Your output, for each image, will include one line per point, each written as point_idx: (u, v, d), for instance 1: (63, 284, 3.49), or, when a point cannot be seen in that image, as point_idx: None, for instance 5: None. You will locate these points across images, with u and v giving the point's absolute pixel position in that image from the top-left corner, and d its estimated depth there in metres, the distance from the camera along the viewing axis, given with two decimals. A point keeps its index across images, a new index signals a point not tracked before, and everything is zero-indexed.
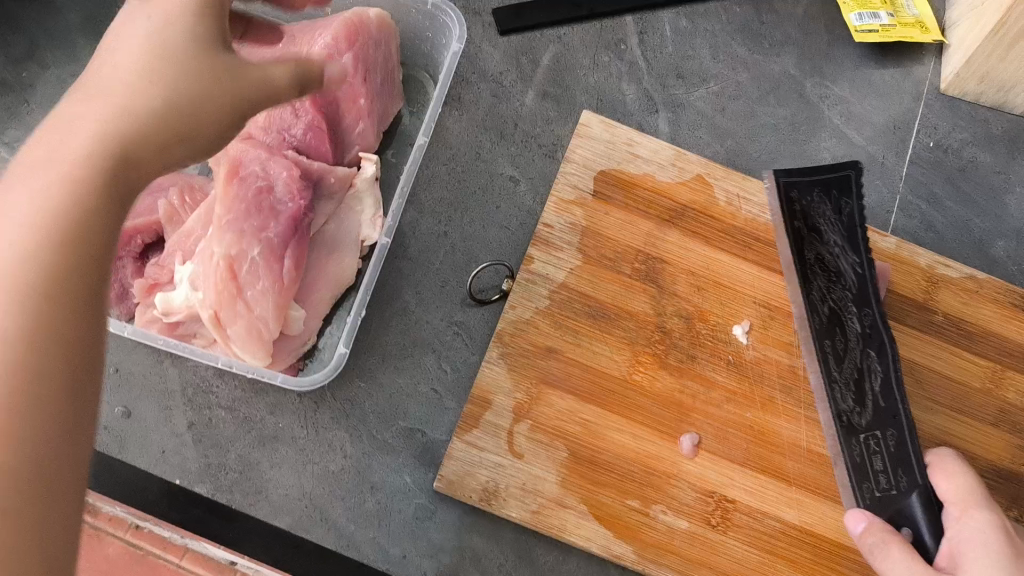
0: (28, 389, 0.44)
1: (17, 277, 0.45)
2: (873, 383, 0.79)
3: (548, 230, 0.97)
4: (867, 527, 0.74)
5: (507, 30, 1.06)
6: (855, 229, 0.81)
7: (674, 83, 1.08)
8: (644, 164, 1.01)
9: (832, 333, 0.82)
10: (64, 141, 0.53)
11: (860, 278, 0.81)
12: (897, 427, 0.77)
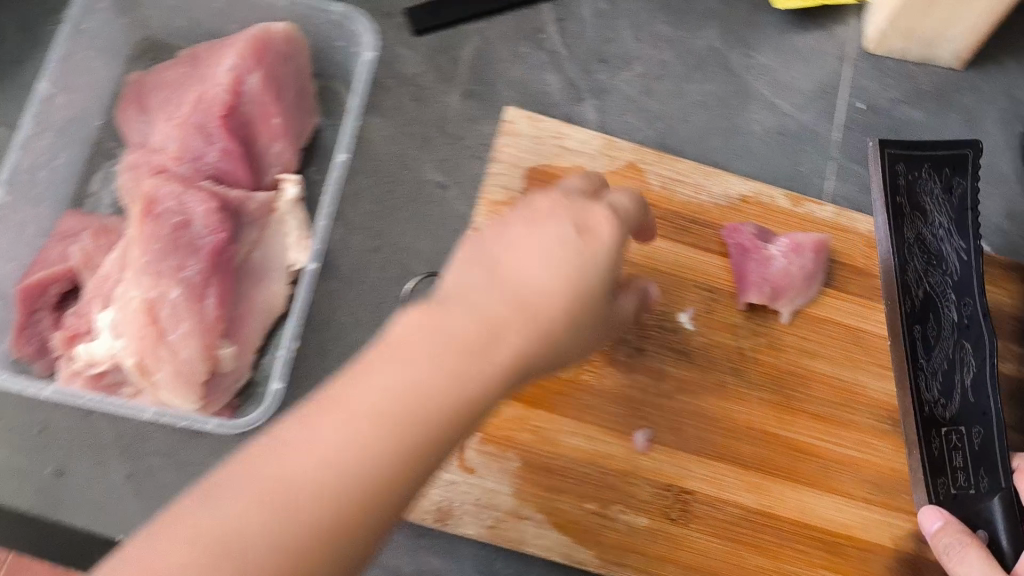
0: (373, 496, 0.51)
1: (401, 428, 0.53)
2: (966, 377, 0.84)
3: (481, 234, 0.94)
4: (943, 526, 0.82)
5: (422, 29, 1.03)
6: (966, 212, 0.85)
7: (598, 68, 1.05)
8: (574, 156, 0.98)
9: (927, 320, 0.85)
10: (421, 333, 0.57)
11: (964, 265, 0.85)
12: (987, 427, 0.83)
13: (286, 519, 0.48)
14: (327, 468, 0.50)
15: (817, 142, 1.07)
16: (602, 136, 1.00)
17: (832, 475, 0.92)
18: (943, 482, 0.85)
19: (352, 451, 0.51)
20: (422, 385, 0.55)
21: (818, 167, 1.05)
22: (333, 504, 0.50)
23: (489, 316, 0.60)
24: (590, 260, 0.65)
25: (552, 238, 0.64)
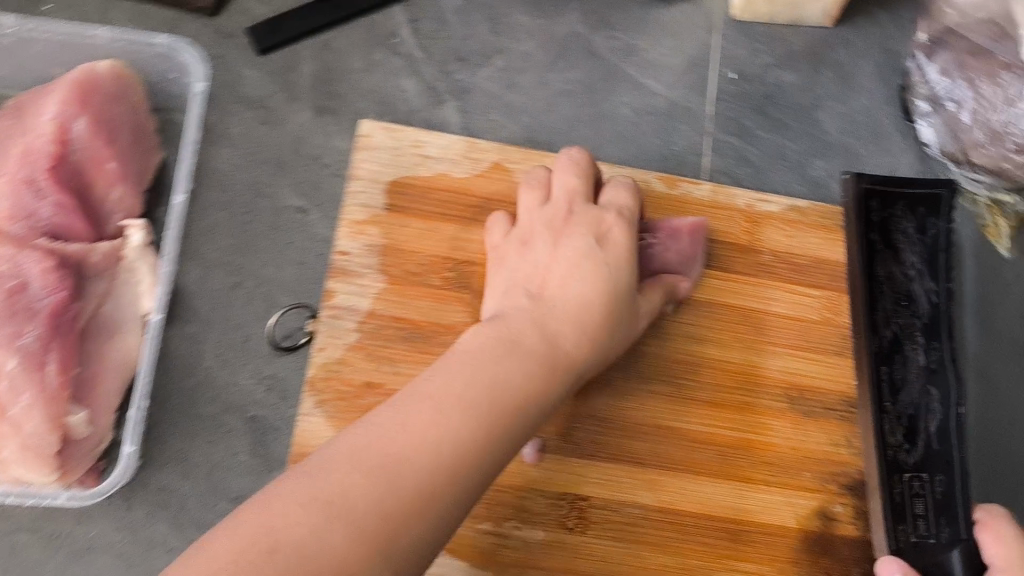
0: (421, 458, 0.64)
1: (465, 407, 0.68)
2: (931, 425, 0.85)
3: (344, 257, 0.90)
4: None
5: (267, 48, 0.98)
6: (937, 253, 0.89)
7: (456, 67, 1.01)
8: (435, 164, 0.94)
9: (893, 360, 0.86)
10: (489, 342, 0.74)
11: (933, 308, 0.88)
12: (949, 475, 0.84)
13: (394, 484, 0.61)
14: (440, 442, 0.64)
15: (691, 118, 1.04)
16: (464, 139, 0.95)
17: (728, 460, 0.91)
18: (903, 530, 0.83)
19: (463, 422, 0.66)
20: (507, 374, 0.71)
21: (693, 144, 1.03)
22: (427, 482, 0.62)
23: (544, 331, 0.77)
24: (615, 269, 0.83)
25: (580, 251, 0.83)
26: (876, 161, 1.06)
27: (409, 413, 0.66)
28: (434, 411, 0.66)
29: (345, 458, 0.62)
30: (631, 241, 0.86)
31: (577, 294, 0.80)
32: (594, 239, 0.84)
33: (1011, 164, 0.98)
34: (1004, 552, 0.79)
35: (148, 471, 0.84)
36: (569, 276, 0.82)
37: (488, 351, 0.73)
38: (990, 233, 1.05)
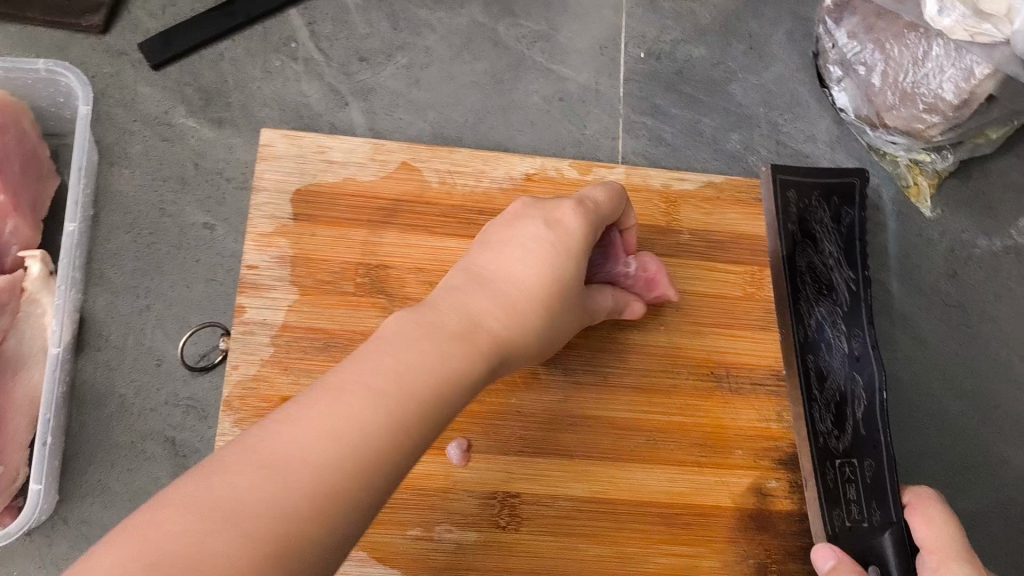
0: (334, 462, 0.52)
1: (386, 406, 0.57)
2: (858, 411, 0.91)
3: (254, 272, 0.88)
4: (836, 564, 0.82)
5: (161, 62, 0.97)
6: (853, 244, 0.97)
7: (358, 67, 1.00)
8: (341, 169, 0.92)
9: (817, 350, 0.94)
10: (408, 331, 0.64)
11: (852, 295, 0.95)
12: (877, 458, 0.89)
13: (289, 482, 0.50)
14: (347, 433, 0.54)
15: (602, 101, 1.03)
16: (369, 142, 0.93)
17: (658, 445, 0.89)
18: (837, 514, 0.87)
19: (375, 415, 0.56)
20: (427, 363, 0.62)
21: (607, 127, 1.02)
22: (331, 478, 0.52)
23: (465, 313, 0.69)
24: (567, 257, 0.76)
25: (525, 235, 0.76)
26: (793, 129, 1.06)
27: (308, 407, 0.54)
28: (339, 402, 0.55)
29: (246, 461, 0.51)
30: (583, 225, 0.77)
31: (515, 277, 0.74)
32: (543, 224, 0.77)
33: (924, 124, 0.96)
34: (933, 532, 0.84)
35: (66, 504, 0.83)
36: (522, 253, 0.75)
37: (400, 345, 0.62)
38: (911, 194, 1.04)
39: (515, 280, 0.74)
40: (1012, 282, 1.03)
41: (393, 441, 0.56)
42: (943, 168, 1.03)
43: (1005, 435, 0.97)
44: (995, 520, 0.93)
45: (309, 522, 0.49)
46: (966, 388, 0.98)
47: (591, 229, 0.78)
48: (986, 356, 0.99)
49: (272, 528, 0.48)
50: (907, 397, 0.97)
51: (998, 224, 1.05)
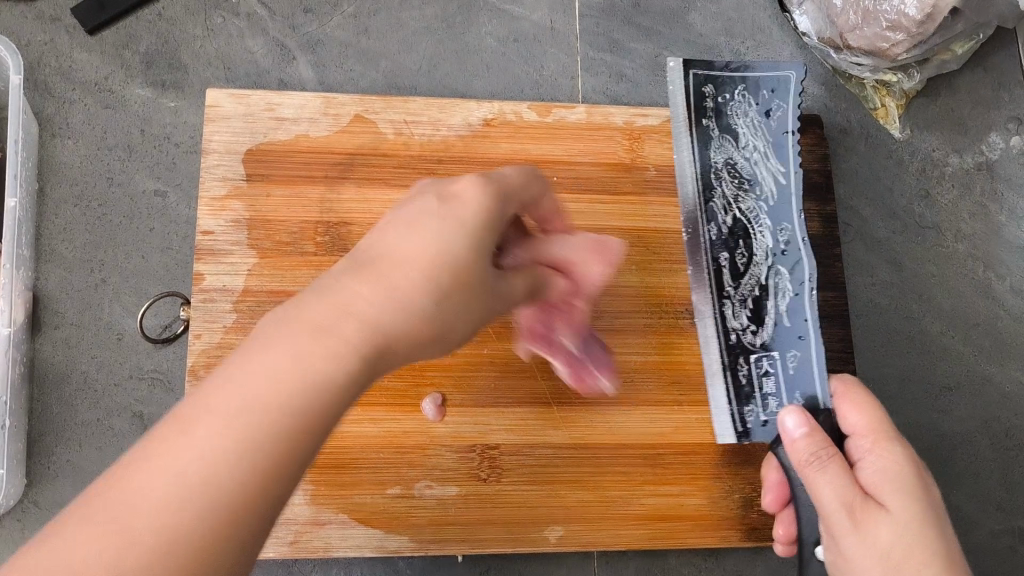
0: (257, 410, 0.43)
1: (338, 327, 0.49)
2: (779, 304, 0.83)
3: (209, 238, 0.85)
4: (805, 433, 0.67)
5: (95, 27, 0.93)
6: (782, 135, 0.85)
7: (303, 20, 0.97)
8: (292, 126, 0.89)
9: (734, 245, 0.84)
10: (284, 332, 0.47)
11: (775, 192, 0.85)
12: (803, 349, 0.82)
13: (132, 529, 0.39)
14: (273, 387, 0.44)
15: (557, 40, 1.00)
16: (320, 95, 0.90)
17: (636, 386, 0.87)
18: (751, 410, 0.82)
19: (303, 355, 0.46)
20: (330, 321, 0.48)
21: (564, 66, 1.00)
22: (234, 448, 0.42)
23: (354, 276, 0.53)
24: (463, 229, 0.57)
25: (413, 211, 0.58)
26: (756, 56, 1.03)
27: (199, 386, 0.44)
28: (238, 368, 0.44)
29: (127, 474, 0.40)
30: (484, 193, 0.60)
31: (422, 253, 0.55)
32: (435, 198, 0.59)
33: (888, 42, 0.94)
34: (865, 417, 0.68)
35: (35, 486, 0.81)
36: (449, 245, 0.56)
37: (286, 324, 0.47)
38: (880, 116, 1.02)
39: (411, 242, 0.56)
40: (985, 200, 1.01)
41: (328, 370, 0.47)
42: (910, 87, 1.02)
43: (985, 353, 0.96)
44: (977, 440, 0.93)
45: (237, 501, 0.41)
46: (944, 309, 0.97)
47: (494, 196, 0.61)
48: (962, 274, 0.98)
49: (200, 505, 0.40)
50: (885, 322, 0.96)
51: (969, 140, 1.03)
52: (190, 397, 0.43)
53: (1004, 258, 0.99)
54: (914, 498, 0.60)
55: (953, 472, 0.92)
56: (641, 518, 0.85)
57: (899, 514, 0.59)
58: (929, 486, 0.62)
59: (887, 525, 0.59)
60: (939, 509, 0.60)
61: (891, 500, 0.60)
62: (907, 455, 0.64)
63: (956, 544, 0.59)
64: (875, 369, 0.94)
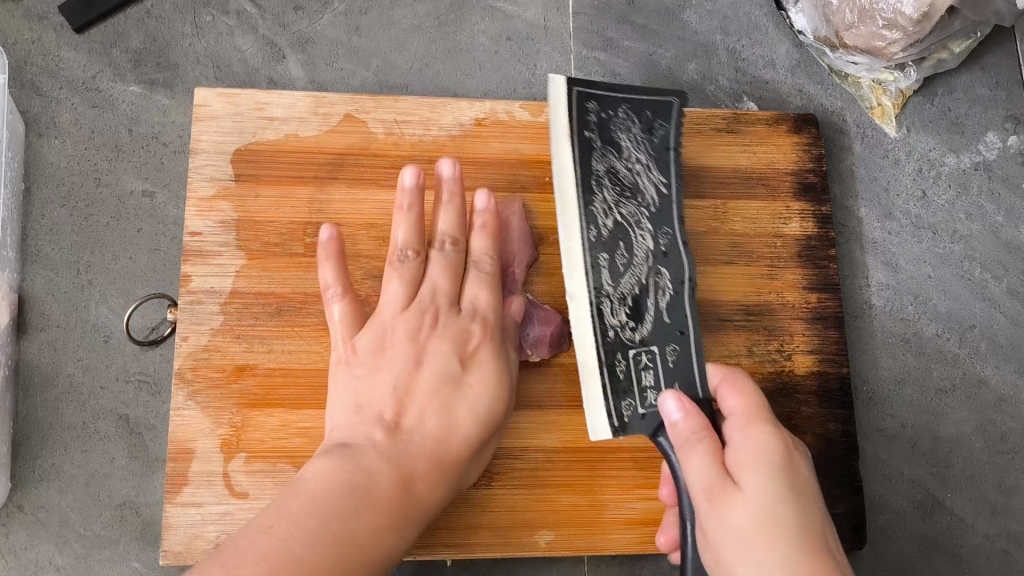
0: (320, 529, 0.60)
1: (370, 494, 0.65)
2: (659, 301, 0.76)
3: (197, 239, 0.84)
4: (677, 418, 0.66)
5: (83, 25, 0.92)
6: (666, 151, 0.81)
7: (294, 18, 0.96)
8: (282, 125, 0.88)
9: (614, 246, 0.77)
10: (337, 494, 0.64)
11: (661, 198, 0.80)
12: (684, 345, 0.76)
13: None
14: (329, 531, 0.60)
15: (551, 37, 0.99)
16: (310, 95, 0.89)
17: None
18: (628, 405, 0.74)
19: (356, 519, 0.62)
20: (363, 474, 0.67)
21: (558, 65, 0.99)
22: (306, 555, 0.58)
23: (371, 465, 0.68)
24: (468, 409, 0.74)
25: (436, 374, 0.76)
26: (752, 55, 1.02)
27: (263, 520, 0.61)
28: (303, 516, 0.61)
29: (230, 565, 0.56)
30: (492, 380, 0.76)
31: (444, 421, 0.73)
32: (455, 361, 0.76)
33: (884, 41, 0.93)
34: (741, 399, 0.66)
35: (20, 490, 0.80)
36: (466, 405, 0.74)
37: (340, 464, 0.67)
38: (876, 115, 1.01)
39: (416, 434, 0.72)
40: (982, 200, 1.00)
41: (364, 531, 0.62)
42: (906, 87, 1.01)
43: (981, 355, 0.95)
44: (973, 442, 0.92)
45: None
46: (940, 310, 0.96)
47: (494, 393, 0.76)
48: (958, 275, 0.97)
49: None
50: (880, 324, 0.95)
51: (966, 140, 1.02)
52: (258, 523, 0.60)
53: (1001, 260, 0.98)
54: (766, 479, 0.59)
55: (948, 475, 0.92)
56: (633, 522, 0.84)
57: (753, 494, 0.58)
58: (790, 465, 0.60)
59: (738, 506, 0.58)
60: (796, 485, 0.59)
61: (748, 481, 0.59)
62: (775, 434, 0.62)
63: (812, 521, 0.58)
64: (870, 371, 0.93)
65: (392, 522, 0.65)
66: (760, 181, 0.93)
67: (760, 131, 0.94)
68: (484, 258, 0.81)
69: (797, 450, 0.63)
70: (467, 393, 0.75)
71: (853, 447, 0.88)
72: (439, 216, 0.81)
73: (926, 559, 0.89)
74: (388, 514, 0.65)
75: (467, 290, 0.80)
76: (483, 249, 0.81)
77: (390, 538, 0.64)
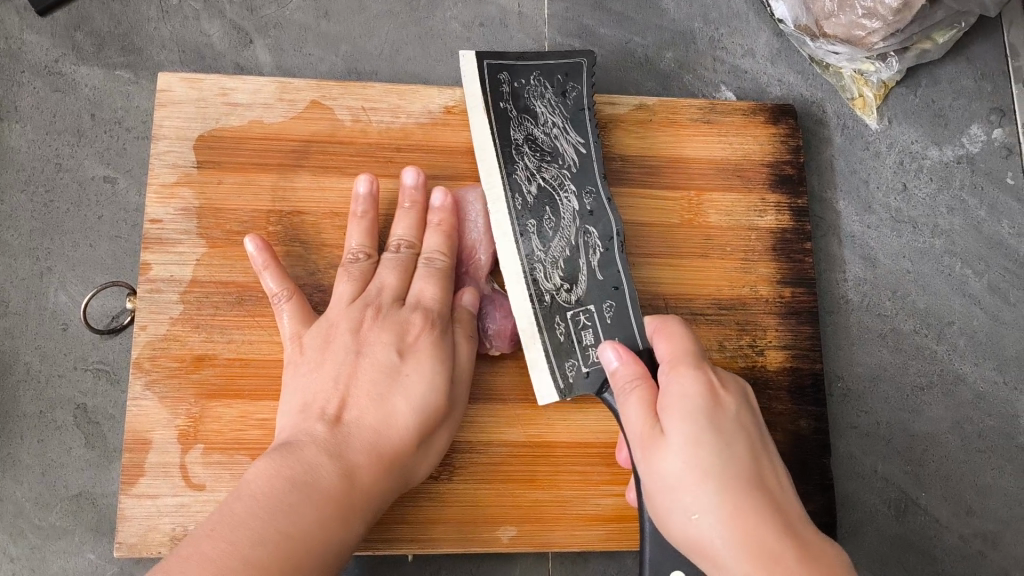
0: (269, 529, 0.59)
1: (316, 486, 0.64)
2: (591, 259, 0.81)
3: (157, 226, 0.83)
4: (616, 370, 0.68)
5: (46, 8, 0.90)
6: (581, 112, 0.85)
7: (262, 2, 0.94)
8: (246, 111, 0.86)
9: (541, 213, 0.82)
10: (281, 490, 0.62)
11: (582, 158, 0.83)
12: (618, 299, 0.79)
13: None
14: (276, 530, 0.59)
15: (525, 24, 0.98)
16: (275, 80, 0.87)
17: None
18: (572, 364, 0.79)
19: (305, 516, 0.61)
20: (309, 467, 0.65)
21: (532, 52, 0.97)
22: (255, 555, 0.57)
23: (316, 456, 0.67)
24: (412, 397, 0.73)
25: (380, 364, 0.74)
26: (731, 44, 1.00)
27: (202, 527, 0.59)
28: (245, 518, 0.59)
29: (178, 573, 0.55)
30: (435, 366, 0.74)
31: (383, 411, 0.72)
32: (396, 352, 0.75)
33: (865, 30, 0.92)
34: (671, 345, 0.66)
35: None
36: (406, 391, 0.73)
37: (283, 460, 0.65)
38: (858, 107, 0.99)
39: (363, 424, 0.71)
40: (964, 193, 0.98)
41: (312, 525, 0.61)
42: (889, 77, 0.98)
43: (960, 351, 0.93)
44: (949, 440, 0.91)
45: None
46: (919, 306, 0.94)
47: (438, 380, 0.74)
48: (938, 270, 0.95)
49: None
50: (856, 319, 0.93)
51: (949, 133, 1.00)
52: (202, 529, 0.59)
53: (982, 255, 0.96)
54: (689, 423, 0.59)
55: (923, 474, 0.90)
56: (597, 518, 0.82)
57: (676, 443, 0.59)
58: (716, 405, 0.60)
59: (665, 457, 0.59)
60: (720, 425, 0.59)
61: (671, 427, 0.60)
62: (700, 376, 0.62)
63: (736, 460, 0.58)
64: (845, 367, 0.92)
65: (341, 514, 0.64)
66: (736, 173, 0.91)
67: (736, 121, 0.92)
68: (436, 254, 0.80)
69: (726, 387, 0.62)
70: (413, 380, 0.73)
71: (825, 444, 0.86)
72: (398, 223, 0.82)
73: (900, 558, 0.88)
74: (337, 505, 0.64)
75: (415, 286, 0.79)
76: (436, 246, 0.81)
77: (341, 529, 0.64)
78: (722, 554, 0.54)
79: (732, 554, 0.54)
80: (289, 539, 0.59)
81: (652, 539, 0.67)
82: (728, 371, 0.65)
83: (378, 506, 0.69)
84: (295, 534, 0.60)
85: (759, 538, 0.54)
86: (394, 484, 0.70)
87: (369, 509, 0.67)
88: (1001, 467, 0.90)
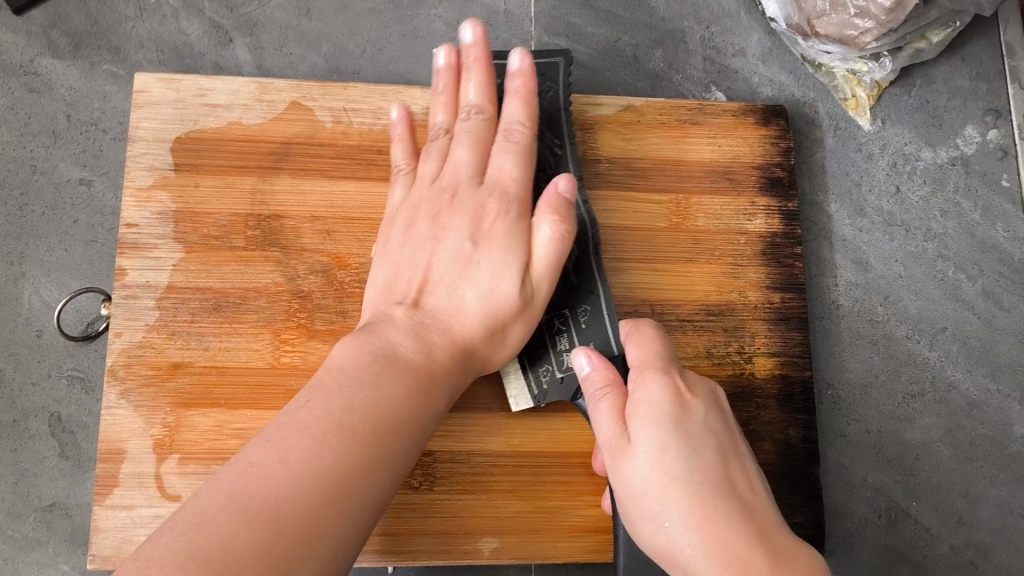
0: (358, 401, 0.59)
1: (398, 365, 0.64)
2: (567, 263, 0.77)
3: (133, 231, 0.81)
4: (587, 377, 0.66)
5: (21, 6, 0.89)
6: (557, 112, 0.81)
7: (242, 0, 0.92)
8: (225, 112, 0.84)
9: None
10: (364, 365, 0.62)
11: (557, 158, 0.80)
12: (593, 304, 0.76)
13: (279, 517, 0.50)
14: (361, 402, 0.59)
15: (511, 22, 0.96)
16: (254, 80, 0.85)
17: None
18: (547, 370, 0.77)
19: (389, 388, 0.61)
20: (389, 348, 0.65)
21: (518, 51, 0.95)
22: (346, 422, 0.57)
23: (397, 339, 0.66)
24: (491, 284, 0.71)
25: (457, 251, 0.73)
26: (722, 42, 0.99)
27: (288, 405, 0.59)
28: (329, 394, 0.59)
29: (273, 442, 0.55)
30: (513, 252, 0.72)
31: (454, 304, 0.71)
32: (468, 239, 0.73)
33: (856, 30, 0.90)
34: (641, 350, 0.64)
35: None
36: (482, 279, 0.71)
37: (365, 341, 0.65)
38: (850, 107, 0.97)
39: (441, 313, 0.70)
40: (958, 196, 0.96)
41: (397, 400, 0.61)
42: (882, 78, 0.97)
43: (952, 358, 0.91)
44: (940, 449, 0.89)
45: (354, 483, 0.55)
46: (911, 312, 0.92)
47: (517, 267, 0.71)
48: (931, 275, 0.93)
49: (327, 477, 0.54)
50: (847, 325, 0.91)
51: (944, 134, 0.98)
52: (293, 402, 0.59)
53: (976, 260, 0.95)
54: (654, 432, 0.57)
55: (913, 483, 0.88)
56: (581, 530, 0.81)
57: (642, 449, 0.57)
58: (683, 412, 0.59)
59: (632, 463, 0.58)
60: (687, 430, 0.58)
61: (638, 434, 0.58)
62: (668, 383, 0.61)
63: (703, 466, 0.56)
64: (835, 374, 0.90)
65: (426, 393, 0.64)
66: (725, 175, 0.89)
67: (726, 122, 0.91)
68: (515, 124, 0.76)
69: (694, 392, 0.61)
70: (491, 267, 0.71)
71: (814, 453, 0.85)
72: (471, 87, 0.79)
73: (888, 569, 0.87)
74: (422, 386, 0.64)
75: (494, 161, 0.76)
76: (517, 115, 0.77)
77: (427, 407, 0.64)
78: (690, 560, 0.53)
79: (700, 562, 0.52)
80: (374, 412, 0.59)
81: (626, 546, 0.65)
82: (698, 374, 0.64)
83: (459, 388, 0.69)
84: (383, 408, 0.60)
85: (726, 545, 0.52)
86: (471, 367, 0.70)
87: (452, 389, 0.67)
88: (992, 476, 0.89)
